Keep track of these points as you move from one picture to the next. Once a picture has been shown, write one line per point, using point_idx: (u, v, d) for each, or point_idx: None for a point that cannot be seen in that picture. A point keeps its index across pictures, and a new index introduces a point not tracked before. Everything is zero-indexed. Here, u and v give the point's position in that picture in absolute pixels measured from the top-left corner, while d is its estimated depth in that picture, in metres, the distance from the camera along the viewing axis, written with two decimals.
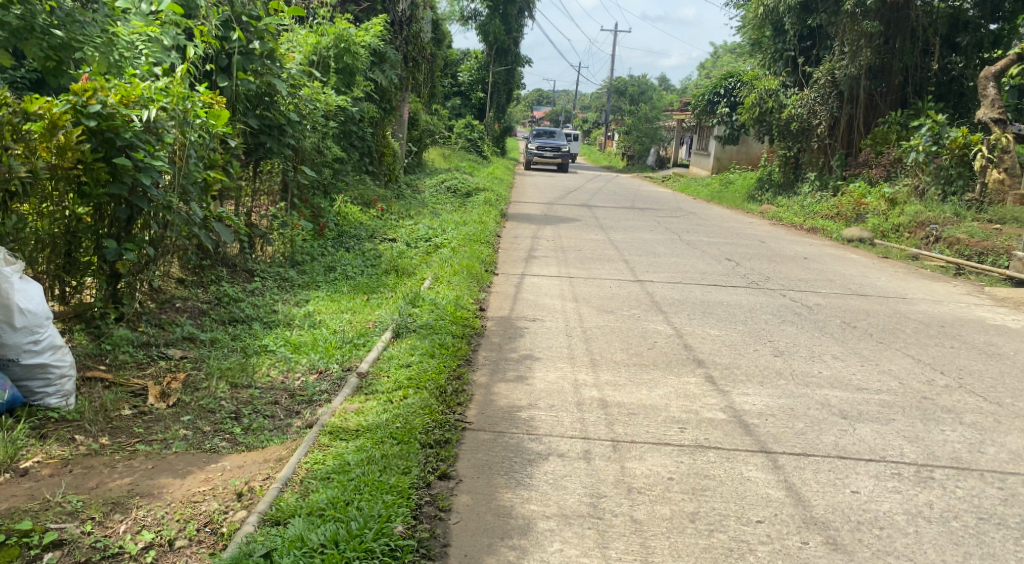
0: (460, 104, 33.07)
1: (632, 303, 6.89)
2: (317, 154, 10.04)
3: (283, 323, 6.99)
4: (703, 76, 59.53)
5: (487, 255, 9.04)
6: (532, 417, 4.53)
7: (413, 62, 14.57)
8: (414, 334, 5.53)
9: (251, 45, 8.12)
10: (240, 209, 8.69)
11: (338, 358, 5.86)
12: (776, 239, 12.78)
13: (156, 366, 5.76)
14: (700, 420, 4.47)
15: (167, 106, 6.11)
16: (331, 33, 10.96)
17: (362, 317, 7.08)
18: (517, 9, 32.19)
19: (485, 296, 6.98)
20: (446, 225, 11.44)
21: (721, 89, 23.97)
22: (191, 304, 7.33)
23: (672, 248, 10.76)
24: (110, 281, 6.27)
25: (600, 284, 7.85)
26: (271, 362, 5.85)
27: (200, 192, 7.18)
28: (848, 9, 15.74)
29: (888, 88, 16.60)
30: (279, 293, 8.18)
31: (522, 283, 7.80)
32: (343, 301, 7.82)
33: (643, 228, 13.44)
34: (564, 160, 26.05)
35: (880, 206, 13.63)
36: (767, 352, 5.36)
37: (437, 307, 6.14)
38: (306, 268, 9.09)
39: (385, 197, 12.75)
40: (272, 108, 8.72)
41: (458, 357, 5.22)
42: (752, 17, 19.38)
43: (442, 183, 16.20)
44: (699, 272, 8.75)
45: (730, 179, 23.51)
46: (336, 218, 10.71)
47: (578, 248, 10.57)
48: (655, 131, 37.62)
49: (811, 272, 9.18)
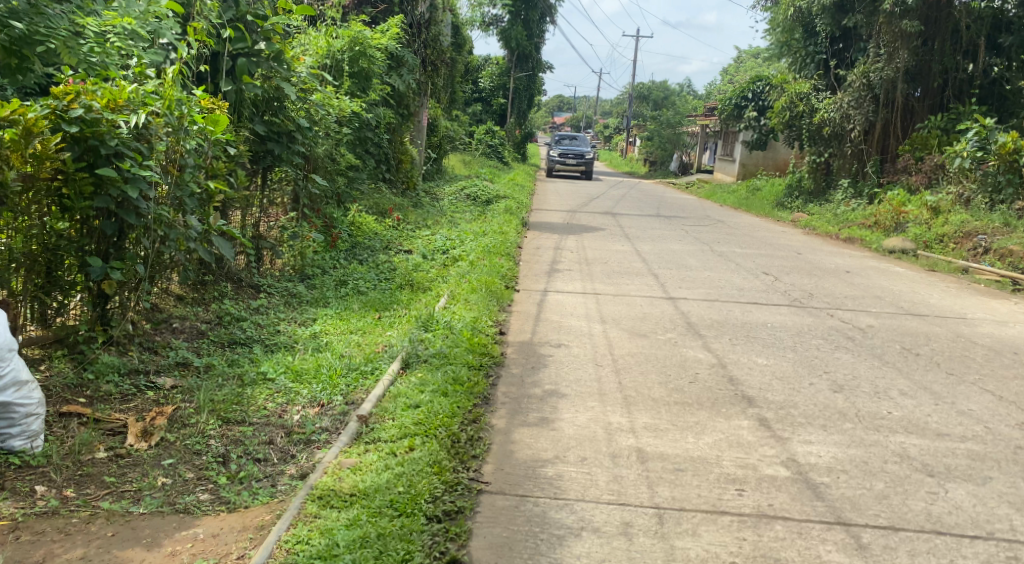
0: (480, 109, 32.57)
1: (667, 325, 6.27)
2: (329, 162, 9.51)
3: (287, 346, 6.45)
4: (728, 79, 58.79)
5: (506, 270, 8.46)
6: (560, 475, 3.93)
7: (431, 66, 14.05)
8: (425, 365, 4.96)
9: (257, 47, 7.50)
10: (246, 221, 8.15)
11: (342, 390, 5.30)
12: (814, 250, 12.15)
13: (143, 399, 5.16)
14: (760, 478, 3.86)
15: (161, 112, 5.56)
16: (345, 36, 10.46)
17: (372, 339, 6.54)
18: (539, 14, 31.72)
19: (505, 317, 6.40)
20: (465, 236, 10.86)
21: (749, 92, 23.20)
22: (188, 325, 6.79)
23: (705, 260, 10.15)
24: (98, 302, 5.73)
25: (631, 302, 7.23)
26: (270, 394, 5.30)
27: (200, 203, 6.65)
28: (887, 9, 15.08)
29: (927, 91, 15.92)
30: (286, 311, 7.65)
31: (545, 301, 7.22)
32: (353, 320, 7.28)
33: (672, 238, 12.84)
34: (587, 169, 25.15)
35: (922, 215, 12.97)
36: (826, 388, 4.73)
37: (453, 332, 5.55)
38: (315, 282, 8.55)
39: (402, 205, 12.19)
40: (280, 113, 8.16)
41: (474, 395, 4.63)
42: (782, 19, 18.86)
43: (460, 191, 15.66)
44: (736, 288, 8.14)
45: (758, 185, 22.84)
46: (349, 228, 10.17)
47: (604, 260, 9.97)
48: (679, 136, 36.97)
49: (857, 287, 8.54)
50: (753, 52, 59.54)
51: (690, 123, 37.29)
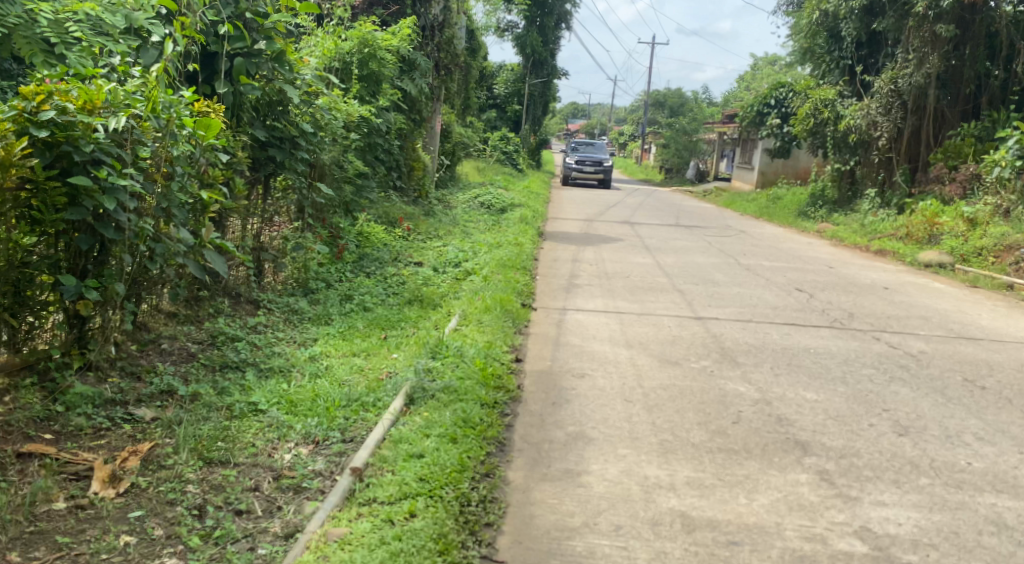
0: (495, 116, 32.13)
1: (701, 350, 5.70)
2: (337, 169, 9.00)
3: (283, 370, 5.91)
4: (746, 86, 58.10)
5: (523, 285, 7.91)
6: (592, 551, 3.38)
7: (444, 70, 13.52)
8: (431, 401, 4.41)
9: (257, 46, 7.04)
10: (245, 231, 7.62)
11: (339, 424, 4.77)
12: (846, 263, 11.55)
13: (117, 434, 4.62)
14: (832, 555, 3.31)
15: (145, 116, 5.05)
16: (354, 37, 10.02)
17: (375, 364, 6.00)
18: (556, 20, 31.25)
19: (522, 340, 5.85)
20: (478, 247, 10.30)
21: (772, 99, 22.69)
22: (178, 345, 6.23)
23: (733, 274, 9.58)
24: (75, 323, 5.22)
25: (659, 323, 6.65)
26: (261, 428, 4.77)
27: (193, 215, 6.12)
28: (920, 12, 14.37)
29: (956, 97, 15.27)
30: (286, 329, 7.12)
31: (564, 320, 6.66)
32: (356, 340, 6.73)
33: (695, 249, 12.25)
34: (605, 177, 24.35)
35: (958, 226, 12.42)
36: (889, 430, 4.18)
37: (464, 361, 4.99)
38: (318, 297, 8.03)
39: (413, 214, 11.66)
40: (283, 118, 7.60)
41: (487, 442, 4.08)
42: (805, 25, 18.60)
43: (474, 199, 15.16)
44: (770, 307, 7.57)
45: (780, 194, 22.21)
46: (357, 239, 9.63)
47: (626, 274, 9.41)
48: (696, 144, 36.34)
49: (899, 306, 7.95)
50: (771, 58, 58.85)
51: (708, 129, 36.64)
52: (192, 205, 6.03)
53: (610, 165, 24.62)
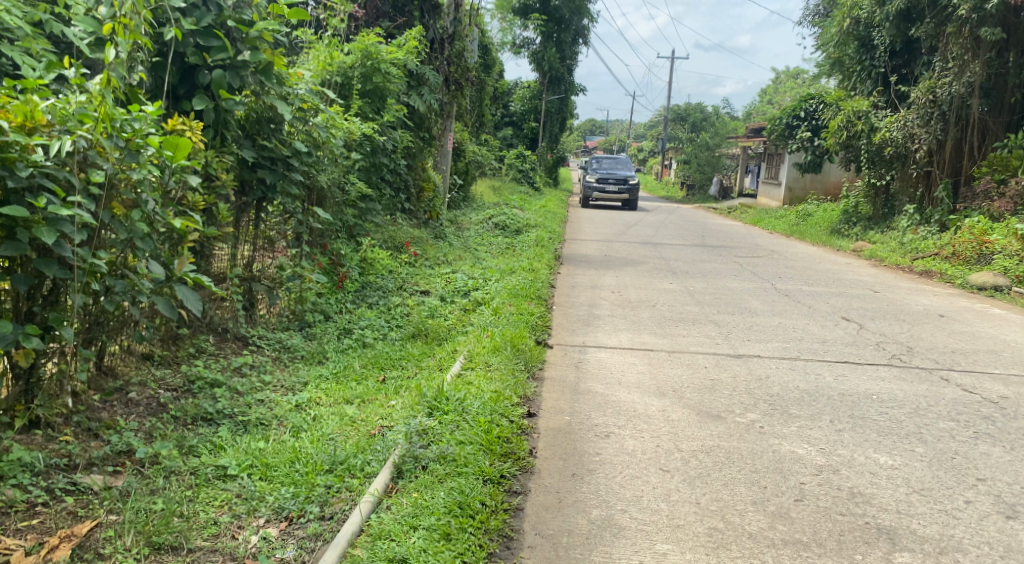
0: (512, 134, 31.43)
1: (742, 399, 4.91)
2: (339, 192, 8.38)
3: (263, 423, 5.13)
4: (766, 103, 57.34)
5: (539, 318, 7.18)
6: None
7: (456, 86, 12.78)
8: (417, 479, 3.79)
9: (240, 57, 6.25)
10: (236, 260, 6.93)
11: (317, 497, 4.02)
12: (891, 286, 10.85)
13: (56, 512, 3.81)
14: None
15: (97, 139, 4.38)
16: (357, 49, 9.42)
17: (371, 414, 5.24)
18: (572, 36, 30.61)
19: (536, 386, 5.08)
20: (490, 273, 9.57)
21: (801, 111, 22.03)
22: (149, 395, 5.38)
23: (769, 301, 8.83)
24: (22, 374, 4.48)
25: (692, 363, 5.89)
26: (227, 501, 4.00)
27: (169, 245, 5.44)
28: (964, 15, 13.71)
29: (1001, 107, 14.44)
30: (274, 370, 6.34)
31: (585, 359, 5.92)
32: (351, 383, 5.97)
33: (725, 272, 11.51)
34: (631, 196, 23.14)
35: (1011, 244, 11.86)
36: (994, 512, 3.54)
37: (466, 419, 4.27)
38: (315, 331, 7.33)
39: (422, 237, 10.95)
40: (274, 137, 6.84)
41: (489, 537, 3.46)
42: (836, 32, 17.89)
43: (488, 220, 14.47)
44: (818, 342, 6.83)
45: (808, 210, 21.39)
46: (360, 266, 8.93)
47: (652, 302, 8.66)
48: (718, 160, 35.54)
49: (962, 340, 7.21)
50: (792, 73, 58.11)
51: (730, 144, 35.84)
52: (167, 236, 5.36)
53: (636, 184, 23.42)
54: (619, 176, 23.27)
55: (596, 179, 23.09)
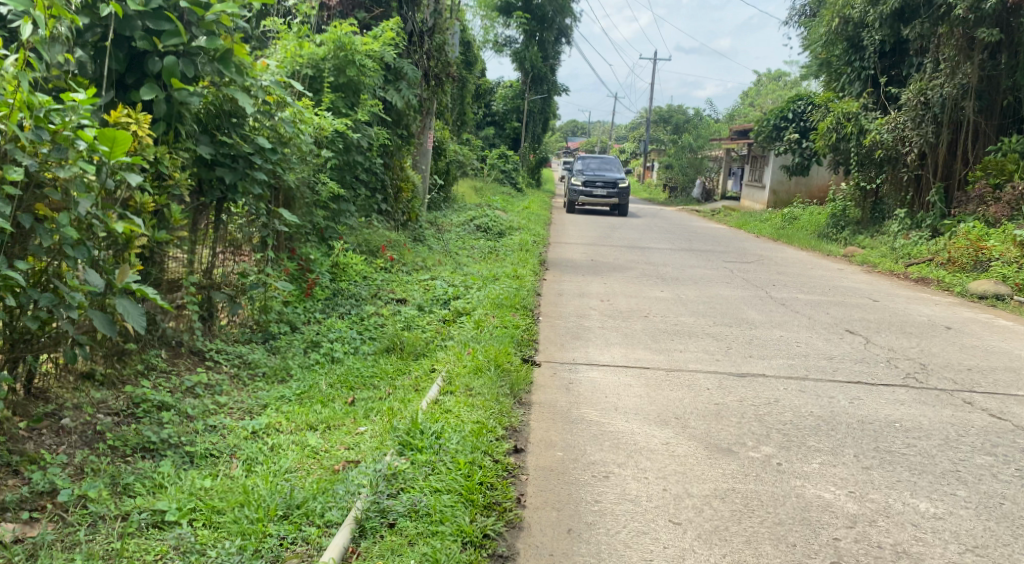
0: (493, 134, 30.82)
1: (753, 429, 4.41)
2: (309, 192, 7.82)
3: (214, 454, 4.56)
4: (748, 105, 56.97)
5: (524, 331, 6.65)
6: None
7: (436, 81, 12.25)
8: (383, 542, 3.37)
9: (195, 43, 5.63)
10: (195, 266, 6.34)
11: (265, 549, 3.45)
12: (889, 295, 10.38)
13: None
14: None
15: (10, 128, 3.92)
16: (329, 41, 8.83)
17: (337, 444, 4.69)
18: (555, 35, 30.08)
19: (523, 413, 4.55)
20: (471, 280, 9.00)
21: (789, 112, 21.61)
22: (85, 422, 4.70)
23: (766, 311, 8.34)
24: None
25: (691, 384, 5.36)
26: (161, 555, 3.45)
27: (113, 252, 4.88)
28: (960, 15, 13.23)
29: (992, 109, 14.11)
30: (232, 390, 5.74)
31: (575, 379, 5.38)
32: (316, 406, 5.39)
33: (717, 278, 11.02)
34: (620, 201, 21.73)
35: (1009, 251, 11.44)
36: None
37: (442, 462, 3.83)
38: (281, 344, 6.76)
39: (399, 241, 10.34)
40: (235, 132, 6.24)
41: None
42: (823, 32, 17.41)
43: (469, 221, 13.92)
44: (825, 359, 6.32)
45: (795, 213, 20.94)
46: (331, 272, 8.33)
47: (644, 312, 8.13)
48: (700, 162, 35.08)
49: (976, 356, 6.75)
50: (775, 76, 57.80)
51: (712, 146, 35.40)
52: (111, 240, 4.81)
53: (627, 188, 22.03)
54: (608, 179, 21.90)
55: (583, 181, 21.80)
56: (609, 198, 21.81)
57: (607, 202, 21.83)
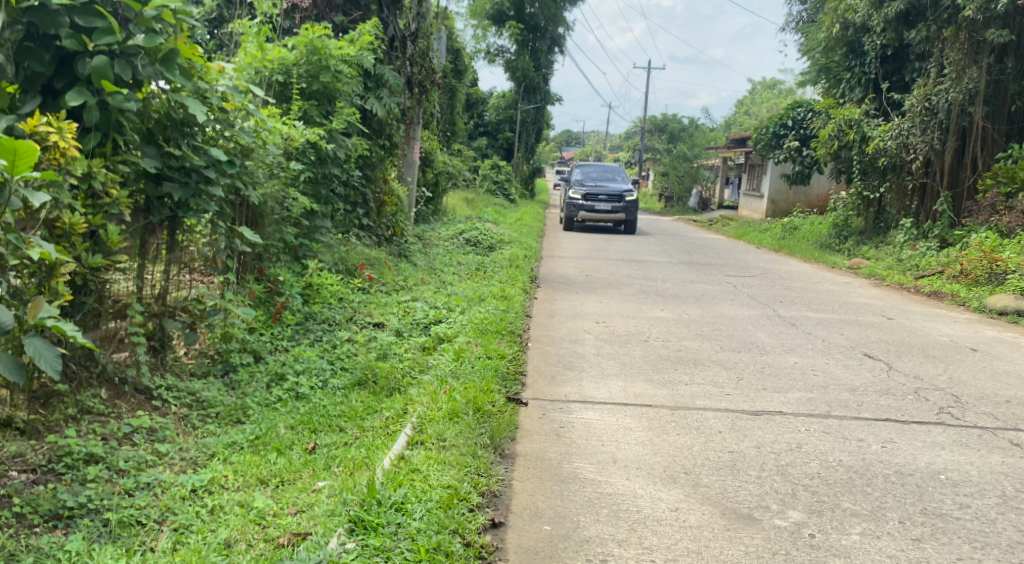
0: (486, 144, 30.17)
1: (777, 488, 3.87)
2: (279, 207, 7.17)
3: (140, 522, 3.88)
4: (743, 113, 56.42)
5: (513, 364, 5.94)
6: None
7: (420, 89, 11.58)
8: None
9: (132, 42, 4.93)
10: (145, 294, 5.60)
11: None
12: (905, 311, 9.73)
13: None
14: None
15: None
16: (300, 44, 8.21)
17: (288, 506, 3.99)
18: (547, 45, 29.44)
19: (505, 472, 4.06)
20: (456, 302, 8.30)
21: (789, 119, 21.10)
22: None
23: (776, 333, 7.68)
24: None
25: (703, 425, 4.69)
26: None
27: (36, 278, 4.34)
28: (968, 16, 12.63)
29: (1000, 114, 13.40)
30: (178, 436, 4.97)
31: (571, 424, 4.67)
32: (271, 456, 4.67)
33: (719, 295, 10.38)
34: (627, 216, 20.27)
35: None
36: None
37: (397, 552, 3.33)
38: (242, 375, 6.01)
39: (380, 257, 9.62)
40: (185, 143, 5.45)
41: None
42: (823, 37, 16.81)
43: (458, 235, 13.27)
44: (847, 391, 5.65)
45: (794, 223, 20.28)
46: (304, 294, 7.58)
47: (644, 336, 7.47)
48: (696, 171, 34.45)
49: (1012, 385, 6.09)
50: (769, 84, 57.32)
51: (709, 155, 34.72)
52: (32, 266, 4.24)
53: (633, 200, 20.55)
54: (612, 191, 20.43)
55: (584, 195, 20.25)
56: (615, 211, 20.31)
57: (612, 217, 20.36)
